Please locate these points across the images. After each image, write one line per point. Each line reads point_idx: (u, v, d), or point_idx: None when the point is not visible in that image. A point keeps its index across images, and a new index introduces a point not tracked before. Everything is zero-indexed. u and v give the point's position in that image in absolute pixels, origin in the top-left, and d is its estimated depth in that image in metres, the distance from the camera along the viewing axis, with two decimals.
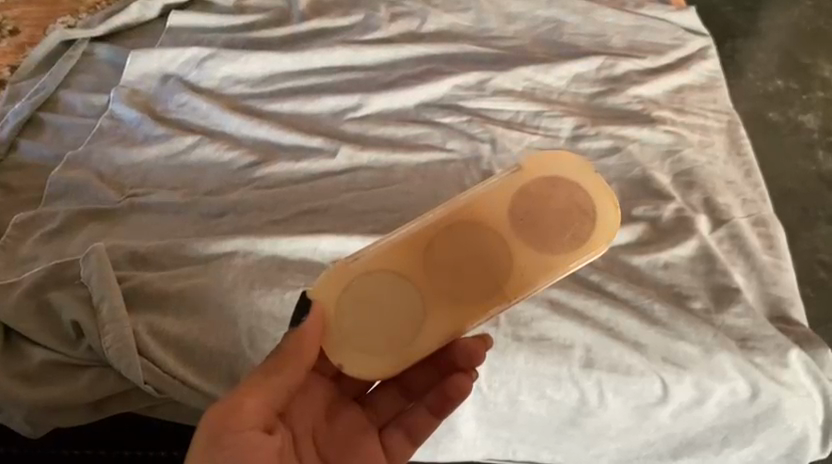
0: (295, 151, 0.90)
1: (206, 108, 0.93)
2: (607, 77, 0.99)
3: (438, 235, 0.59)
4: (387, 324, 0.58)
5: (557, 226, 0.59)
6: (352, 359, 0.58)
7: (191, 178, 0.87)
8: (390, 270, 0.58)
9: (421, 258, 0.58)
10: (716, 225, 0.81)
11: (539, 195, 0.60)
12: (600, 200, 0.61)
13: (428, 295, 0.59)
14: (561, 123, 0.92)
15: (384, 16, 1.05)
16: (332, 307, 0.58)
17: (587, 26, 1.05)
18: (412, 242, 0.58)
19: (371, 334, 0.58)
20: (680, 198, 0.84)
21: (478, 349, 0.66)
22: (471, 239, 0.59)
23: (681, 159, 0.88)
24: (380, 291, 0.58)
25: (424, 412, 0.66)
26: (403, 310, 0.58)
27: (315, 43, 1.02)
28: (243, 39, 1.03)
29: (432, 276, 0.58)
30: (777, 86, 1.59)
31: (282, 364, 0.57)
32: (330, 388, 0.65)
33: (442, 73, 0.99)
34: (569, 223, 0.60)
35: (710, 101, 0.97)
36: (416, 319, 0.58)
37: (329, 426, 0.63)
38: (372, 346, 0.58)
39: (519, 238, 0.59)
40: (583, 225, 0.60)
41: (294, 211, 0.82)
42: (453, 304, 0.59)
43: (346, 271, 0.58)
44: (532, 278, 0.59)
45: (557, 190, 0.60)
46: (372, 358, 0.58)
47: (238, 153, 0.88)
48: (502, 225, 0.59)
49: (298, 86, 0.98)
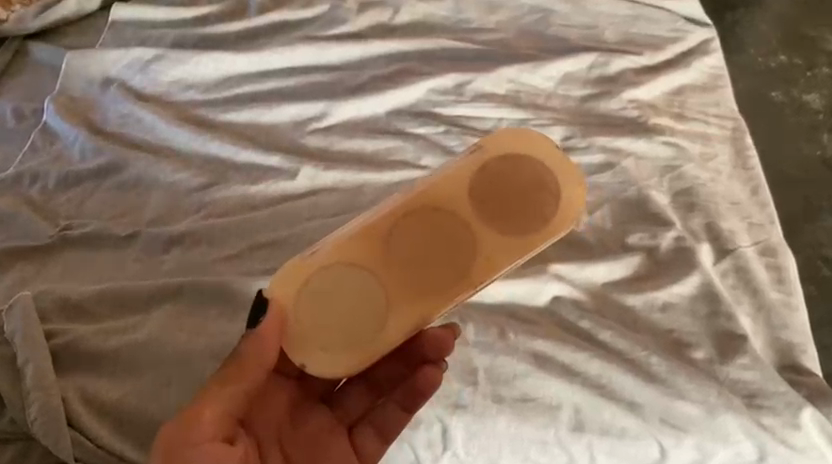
0: (250, 170, 0.80)
1: (153, 120, 0.83)
2: (599, 77, 0.89)
3: (398, 222, 0.55)
4: (348, 318, 0.54)
5: (523, 207, 0.55)
6: (314, 358, 0.54)
7: (133, 204, 0.77)
8: (347, 262, 0.54)
9: (382, 247, 0.54)
10: (720, 256, 0.73)
11: (502, 174, 0.55)
12: (568, 175, 0.56)
13: (390, 287, 0.55)
14: (549, 132, 0.83)
15: (351, 6, 0.94)
16: (290, 303, 0.54)
17: (577, 17, 0.95)
18: (368, 231, 0.54)
19: (331, 331, 0.54)
20: (679, 222, 0.75)
21: (445, 338, 0.60)
22: (432, 226, 0.55)
23: (681, 176, 0.79)
24: (339, 285, 0.54)
25: (394, 408, 0.60)
26: (364, 305, 0.54)
27: (275, 41, 0.92)
28: (194, 36, 0.92)
29: (392, 267, 0.54)
30: (780, 62, 1.49)
31: (237, 370, 0.53)
32: (294, 390, 0.59)
33: (417, 73, 0.89)
34: (539, 199, 0.55)
35: (712, 104, 0.87)
36: (379, 314, 0.55)
37: (295, 430, 0.58)
38: (333, 342, 0.54)
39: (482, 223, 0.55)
40: (550, 206, 0.55)
41: (248, 244, 0.73)
42: (419, 293, 0.55)
43: (302, 267, 0.54)
44: (498, 265, 0.55)
45: (522, 165, 0.55)
46: (334, 355, 0.55)
47: (186, 173, 0.79)
48: (464, 210, 0.55)
49: (255, 91, 0.87)
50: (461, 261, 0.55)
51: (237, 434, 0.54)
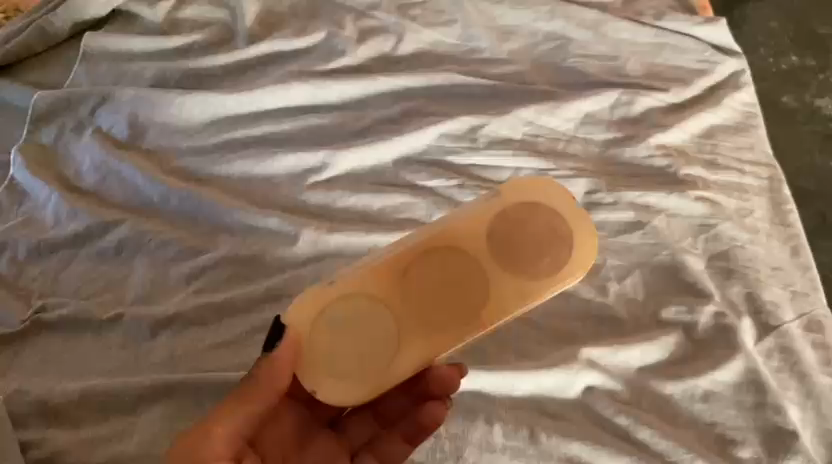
0: (244, 234, 0.72)
1: (133, 174, 0.75)
2: (622, 117, 0.82)
3: (416, 260, 0.53)
4: (362, 349, 0.52)
5: (535, 250, 0.54)
6: (324, 386, 0.52)
7: (115, 276, 0.69)
8: (363, 292, 0.52)
9: (399, 280, 0.53)
10: (762, 333, 0.67)
11: (518, 219, 0.55)
12: (578, 227, 0.55)
13: (404, 321, 0.53)
14: (571, 184, 0.76)
15: (350, 35, 0.86)
16: (306, 329, 0.51)
17: (598, 45, 0.87)
18: (387, 264, 0.53)
19: (344, 359, 0.52)
20: (718, 292, 0.69)
21: (454, 377, 0.57)
22: (447, 264, 0.54)
23: (717, 236, 0.73)
24: (355, 314, 0.52)
25: (396, 439, 0.58)
26: (377, 336, 0.52)
27: (267, 77, 0.83)
28: (177, 70, 0.83)
29: (408, 301, 0.53)
30: (791, 63, 1.40)
31: (254, 390, 0.51)
32: (302, 413, 0.57)
33: (425, 115, 0.81)
34: (551, 242, 0.55)
35: (745, 149, 0.80)
36: (390, 346, 0.52)
37: (298, 454, 0.56)
38: (346, 370, 0.52)
39: (495, 264, 0.54)
40: (560, 252, 0.55)
41: (245, 327, 0.66)
42: (432, 327, 0.53)
43: (321, 293, 0.52)
44: (508, 305, 0.53)
45: (534, 216, 0.55)
46: (345, 384, 0.52)
47: (173, 238, 0.71)
48: (480, 250, 0.54)
49: (247, 137, 0.79)
50: (472, 298, 0.53)
51: (244, 455, 0.51)
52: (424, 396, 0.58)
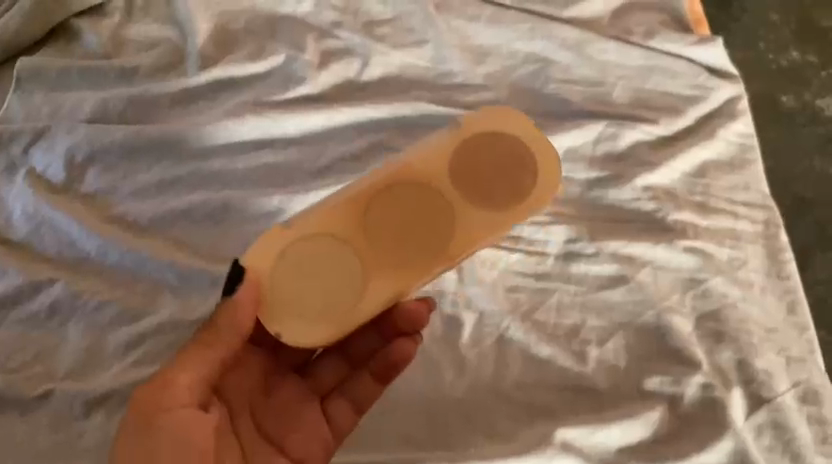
0: (188, 292, 0.66)
1: (69, 224, 0.68)
2: (608, 153, 0.75)
3: (378, 197, 0.52)
4: (326, 289, 0.51)
5: (501, 180, 0.53)
6: (288, 327, 0.50)
7: (46, 344, 0.63)
8: (326, 233, 0.51)
9: (365, 219, 0.51)
10: (754, 406, 0.62)
11: (482, 149, 0.53)
12: (544, 153, 0.54)
13: (369, 259, 0.51)
14: (549, 233, 0.69)
15: (311, 59, 0.79)
16: (266, 273, 0.50)
17: (582, 68, 0.79)
18: (347, 204, 0.51)
19: (308, 299, 0.50)
20: (706, 359, 0.63)
21: (421, 311, 0.57)
22: (410, 199, 0.52)
23: (707, 293, 0.67)
24: (318, 255, 0.51)
25: (368, 379, 0.59)
26: (342, 275, 0.51)
27: (219, 107, 0.76)
28: (118, 99, 0.75)
29: (372, 238, 0.51)
30: (792, 58, 1.22)
31: (215, 335, 0.51)
32: (267, 359, 0.57)
33: (391, 151, 0.75)
34: (516, 171, 0.53)
35: (740, 188, 0.74)
36: (356, 284, 0.51)
37: (268, 400, 0.56)
38: (311, 310, 0.50)
39: (461, 197, 0.52)
40: (527, 180, 0.53)
41: None
42: (396, 264, 0.52)
43: (281, 236, 0.51)
44: (475, 237, 0.52)
45: (498, 145, 0.53)
46: (308, 326, 0.50)
47: (110, 300, 0.64)
48: (445, 183, 0.52)
49: (196, 176, 0.72)
50: (438, 234, 0.52)
51: (211, 402, 0.52)
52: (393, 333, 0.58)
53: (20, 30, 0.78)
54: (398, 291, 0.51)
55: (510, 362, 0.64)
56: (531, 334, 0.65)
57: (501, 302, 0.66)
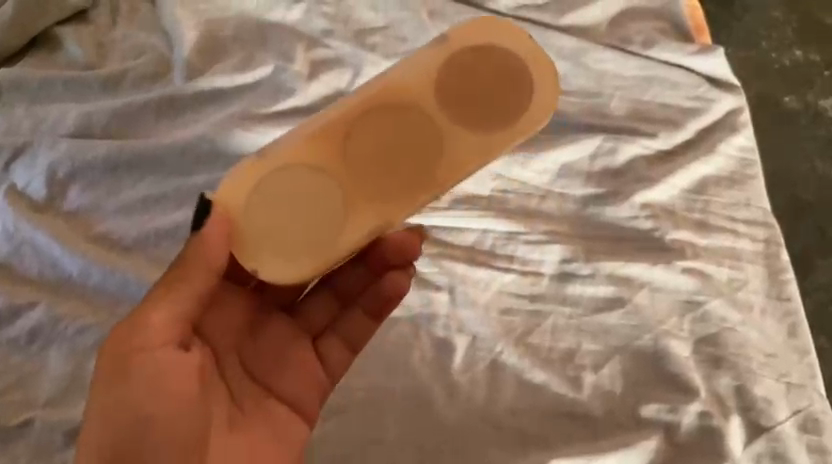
0: None
1: (49, 244, 0.66)
2: (605, 168, 0.73)
3: (357, 124, 0.49)
4: (306, 221, 0.49)
5: (489, 100, 0.49)
6: (267, 261, 0.49)
7: (26, 370, 0.61)
8: (299, 164, 0.48)
9: (339, 144, 0.49)
10: (752, 435, 0.60)
11: (468, 66, 0.49)
12: (537, 65, 0.50)
13: (350, 190, 0.49)
14: (544, 253, 0.68)
15: (301, 69, 0.77)
16: (238, 206, 0.48)
17: (577, 78, 0.77)
18: (324, 133, 0.49)
19: (288, 233, 0.49)
20: (703, 385, 0.62)
21: (414, 244, 0.58)
22: (392, 124, 0.49)
23: (705, 317, 0.65)
24: (291, 186, 0.48)
25: (360, 315, 0.60)
26: (321, 206, 0.49)
27: (206, 119, 0.74)
28: (101, 111, 0.73)
29: (352, 167, 0.49)
30: (794, 58, 1.20)
31: (187, 272, 0.49)
32: (253, 298, 0.56)
33: None
34: (505, 90, 0.50)
35: (741, 204, 0.72)
36: (338, 217, 0.49)
37: (254, 338, 0.56)
38: (290, 244, 0.49)
39: (447, 119, 0.49)
40: (517, 99, 0.50)
41: None
42: (379, 193, 0.49)
43: (255, 170, 0.49)
44: (461, 163, 0.49)
45: (486, 61, 0.50)
46: (288, 260, 0.49)
47: (92, 324, 0.63)
48: (429, 104, 0.49)
49: (180, 191, 0.70)
50: (424, 163, 0.49)
51: (192, 341, 0.52)
52: (384, 267, 0.59)
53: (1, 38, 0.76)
54: (382, 224, 0.50)
55: (503, 387, 0.62)
56: (525, 358, 0.63)
57: (494, 325, 0.65)
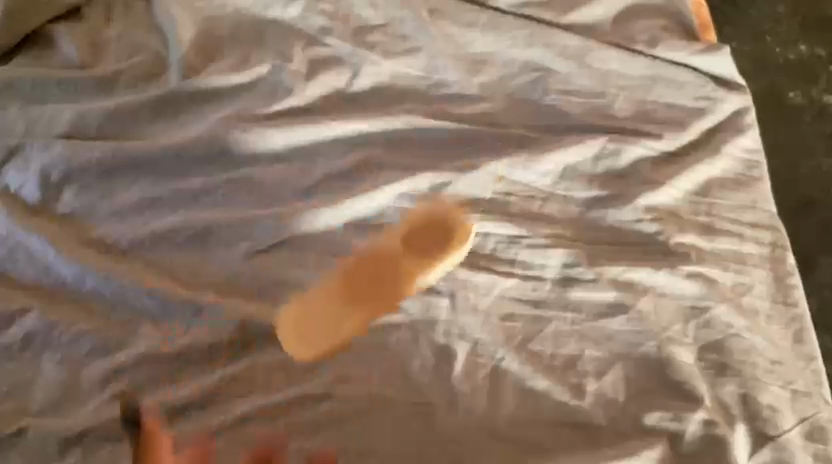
0: (167, 321, 0.63)
1: (42, 248, 0.64)
2: (608, 170, 0.72)
3: (347, 270, 0.66)
4: (319, 331, 0.62)
5: (433, 238, 0.68)
6: (296, 343, 0.62)
7: (18, 378, 0.60)
8: (311, 310, 0.63)
9: (334, 309, 0.64)
10: (757, 444, 0.59)
11: (419, 226, 0.69)
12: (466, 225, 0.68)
13: (346, 314, 0.63)
14: (547, 257, 0.67)
15: (299, 68, 0.75)
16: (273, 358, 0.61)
17: (580, 78, 0.77)
18: (325, 292, 0.65)
19: (307, 325, 0.63)
20: (708, 393, 0.61)
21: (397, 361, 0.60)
22: (372, 272, 0.66)
23: (710, 323, 0.64)
24: (309, 323, 0.63)
25: None
26: (327, 332, 0.62)
27: (203, 119, 0.73)
28: (96, 111, 0.71)
29: (345, 302, 0.64)
30: (800, 53, 1.18)
31: None
32: None
33: (382, 168, 0.71)
34: (443, 233, 0.68)
35: (746, 207, 0.71)
36: (339, 321, 0.63)
37: None
38: (310, 337, 0.62)
39: (409, 261, 0.66)
40: (451, 230, 0.68)
41: (166, 444, 0.58)
42: (367, 304, 0.64)
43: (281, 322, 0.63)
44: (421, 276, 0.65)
45: (427, 227, 0.68)
46: (310, 342, 0.62)
47: (87, 331, 0.62)
48: (399, 256, 0.66)
49: (176, 194, 0.69)
50: (395, 279, 0.65)
51: None
52: None
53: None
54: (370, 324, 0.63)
55: (504, 395, 0.61)
56: (527, 365, 0.62)
57: (496, 331, 0.64)
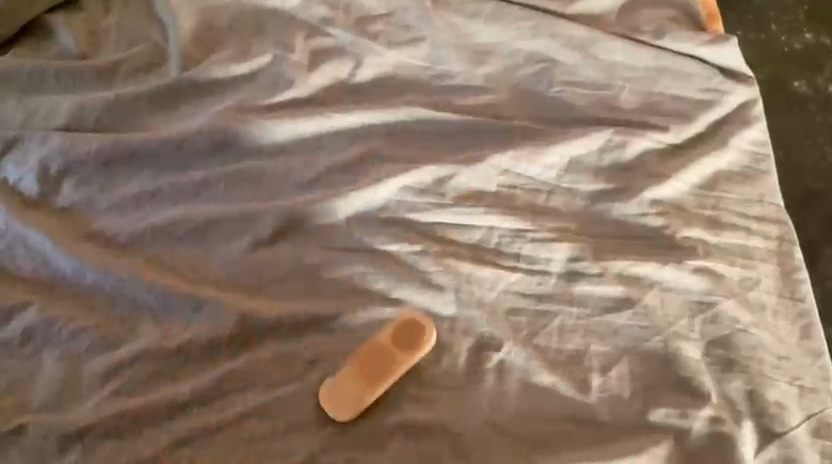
0: (168, 316, 0.62)
1: (42, 243, 0.64)
2: (614, 163, 0.71)
3: (321, 369, 0.60)
4: (342, 396, 0.58)
5: (403, 340, 0.60)
6: (332, 402, 0.58)
7: (19, 374, 0.59)
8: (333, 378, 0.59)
9: (346, 379, 0.59)
10: (764, 440, 0.59)
11: (389, 332, 0.60)
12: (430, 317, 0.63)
13: (355, 387, 0.58)
14: (552, 251, 0.66)
15: (301, 59, 0.74)
16: (295, 421, 0.58)
17: (586, 69, 0.76)
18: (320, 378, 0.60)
19: (335, 388, 0.58)
20: (715, 389, 0.60)
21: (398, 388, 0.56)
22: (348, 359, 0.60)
23: (717, 318, 0.63)
24: (333, 390, 0.58)
25: None
26: (347, 400, 0.58)
27: (203, 111, 0.72)
28: (95, 102, 0.71)
29: (343, 382, 0.59)
30: (805, 41, 1.17)
31: None
32: None
33: (384, 161, 0.71)
34: (407, 332, 0.60)
35: (753, 201, 0.70)
36: (359, 392, 0.58)
37: None
38: (340, 397, 0.58)
39: (381, 353, 0.60)
40: (409, 324, 0.61)
41: (167, 439, 0.57)
42: (363, 386, 0.58)
43: (275, 407, 0.59)
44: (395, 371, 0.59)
45: (397, 335, 0.60)
46: (343, 399, 0.58)
47: (87, 326, 0.61)
48: (369, 350, 0.60)
49: (177, 186, 0.68)
50: (372, 374, 0.59)
51: None
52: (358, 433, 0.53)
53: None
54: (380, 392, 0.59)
55: (508, 391, 0.60)
56: (532, 361, 0.62)
57: (501, 326, 0.63)
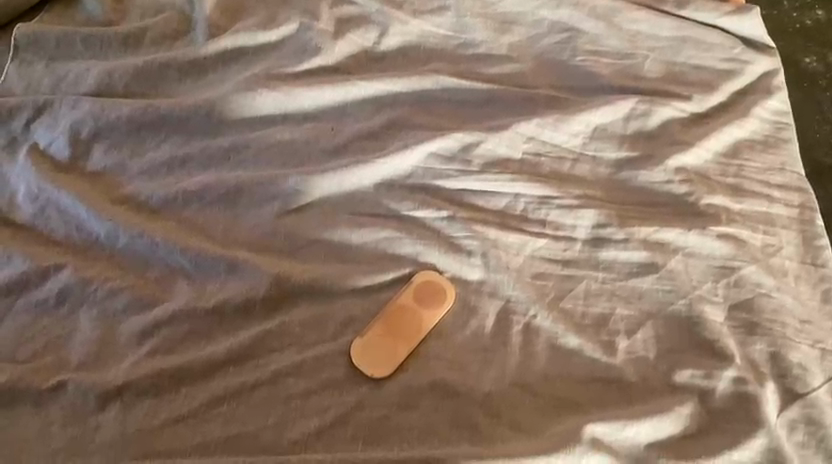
0: (201, 279, 0.63)
1: (75, 206, 0.65)
2: (638, 131, 0.72)
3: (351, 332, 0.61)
4: (375, 355, 0.60)
5: (425, 298, 0.62)
6: (365, 361, 0.60)
7: (57, 334, 0.60)
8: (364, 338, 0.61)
9: (376, 340, 0.61)
10: (786, 400, 0.60)
11: (411, 292, 0.63)
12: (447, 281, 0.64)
13: (385, 347, 0.61)
14: (578, 217, 0.67)
15: (327, 27, 0.75)
16: (327, 381, 0.59)
17: (610, 39, 0.76)
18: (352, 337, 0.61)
19: (367, 348, 0.60)
20: (739, 352, 0.62)
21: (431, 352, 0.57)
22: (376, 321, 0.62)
23: (740, 283, 0.64)
24: (364, 350, 0.60)
25: None
26: (379, 359, 0.60)
27: (230, 78, 0.72)
28: (123, 69, 0.71)
29: (373, 342, 0.61)
30: (817, 18, 1.17)
31: None
32: None
33: (411, 127, 0.71)
34: (428, 290, 0.63)
35: (775, 169, 0.71)
36: (390, 351, 0.61)
37: None
38: (373, 357, 0.60)
39: (406, 313, 0.62)
40: (429, 283, 0.63)
41: (204, 397, 0.58)
42: (393, 345, 0.61)
43: (308, 368, 0.60)
44: (423, 329, 0.62)
45: (418, 294, 0.63)
46: (375, 357, 0.60)
47: (122, 287, 0.62)
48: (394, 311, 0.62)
49: (206, 152, 0.68)
50: (401, 334, 0.61)
51: None
52: None
53: (4, 4, 0.74)
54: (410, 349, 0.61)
55: (536, 352, 0.62)
56: (559, 323, 0.63)
57: (528, 290, 0.64)
